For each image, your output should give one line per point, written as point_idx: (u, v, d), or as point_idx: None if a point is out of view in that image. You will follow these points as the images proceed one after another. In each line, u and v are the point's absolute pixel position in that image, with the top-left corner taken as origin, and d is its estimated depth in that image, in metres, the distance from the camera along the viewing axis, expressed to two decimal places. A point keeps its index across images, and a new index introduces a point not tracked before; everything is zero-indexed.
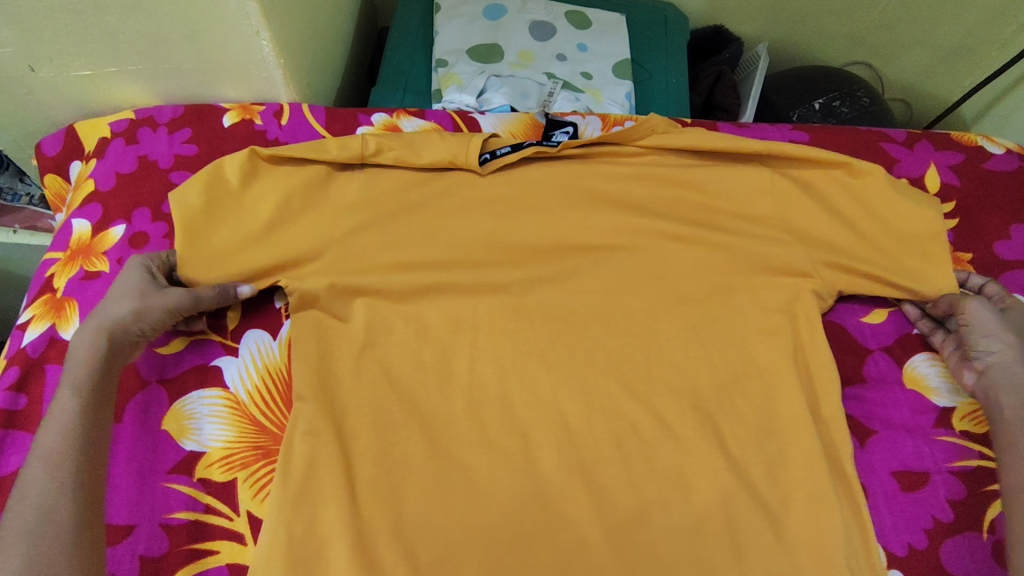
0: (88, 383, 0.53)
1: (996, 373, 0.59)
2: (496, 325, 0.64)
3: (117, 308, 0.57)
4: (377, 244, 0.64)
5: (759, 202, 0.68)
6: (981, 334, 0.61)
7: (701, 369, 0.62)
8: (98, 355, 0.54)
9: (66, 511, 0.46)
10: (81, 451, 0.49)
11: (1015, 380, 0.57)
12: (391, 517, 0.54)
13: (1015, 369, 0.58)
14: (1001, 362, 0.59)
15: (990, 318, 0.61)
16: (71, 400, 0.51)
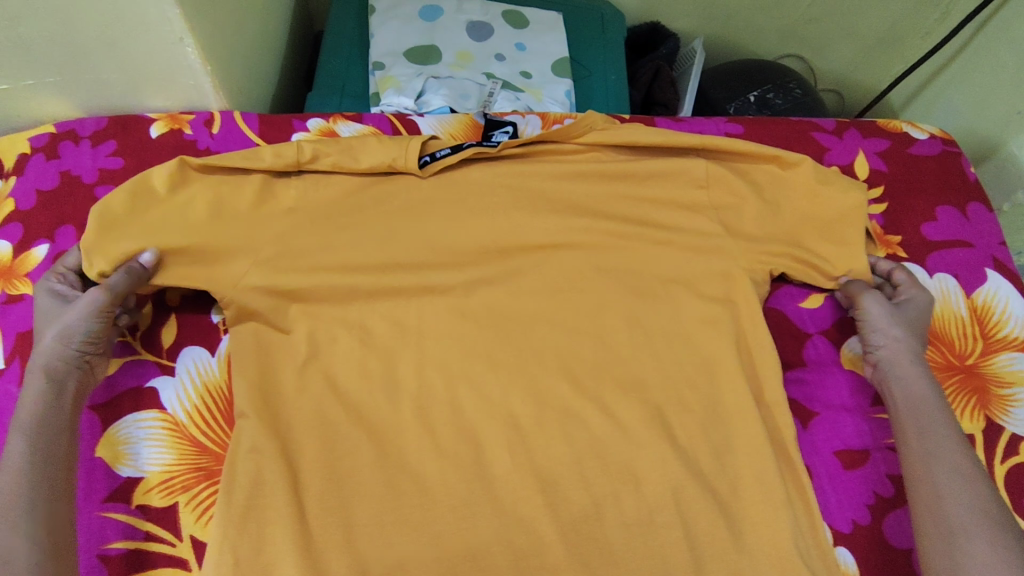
0: (34, 420, 0.51)
1: (886, 365, 0.62)
2: (443, 328, 0.63)
3: (44, 340, 0.55)
4: (317, 253, 0.63)
5: (698, 195, 0.70)
6: (868, 327, 0.65)
7: (649, 362, 0.63)
8: (44, 388, 0.52)
9: (27, 556, 0.45)
10: (37, 490, 0.47)
11: (899, 369, 0.61)
12: (341, 530, 0.53)
13: (897, 359, 0.62)
14: (887, 353, 0.63)
15: (878, 311, 0.64)
16: (22, 439, 0.49)
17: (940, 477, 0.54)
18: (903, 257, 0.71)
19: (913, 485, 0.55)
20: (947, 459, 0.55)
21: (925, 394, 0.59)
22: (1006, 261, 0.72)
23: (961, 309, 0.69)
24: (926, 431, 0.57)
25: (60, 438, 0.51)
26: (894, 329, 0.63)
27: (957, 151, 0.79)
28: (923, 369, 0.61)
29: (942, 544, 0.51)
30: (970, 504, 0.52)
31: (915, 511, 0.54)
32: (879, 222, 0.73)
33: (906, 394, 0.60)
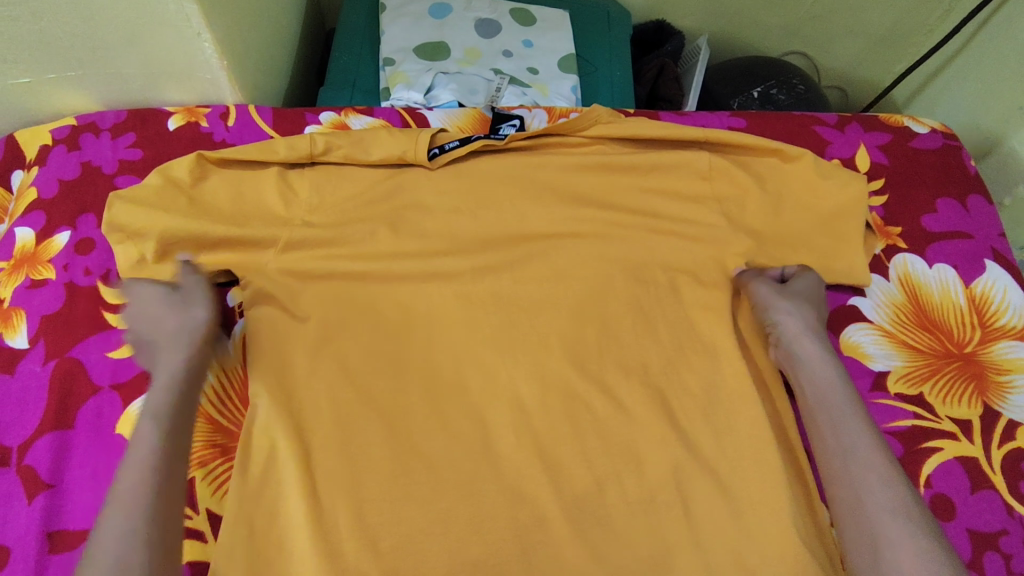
0: (167, 403, 0.53)
1: (787, 349, 0.62)
2: (451, 313, 0.65)
3: (170, 322, 0.59)
4: (328, 238, 0.66)
5: (699, 187, 0.72)
6: (764, 313, 0.64)
7: (651, 347, 0.64)
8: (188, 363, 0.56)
9: (139, 556, 0.44)
10: (157, 483, 0.48)
11: (804, 354, 0.61)
12: (351, 504, 0.55)
13: (800, 343, 0.62)
14: (790, 335, 0.63)
15: (769, 294, 0.65)
16: (150, 429, 0.51)
17: (858, 476, 0.53)
18: (903, 247, 0.72)
19: (832, 487, 0.55)
20: (860, 455, 0.54)
21: (833, 384, 0.59)
22: (1005, 252, 0.73)
23: (959, 298, 0.70)
24: (837, 425, 0.57)
25: (184, 436, 0.52)
26: (789, 310, 0.64)
27: (959, 144, 0.80)
28: (822, 351, 0.61)
29: (868, 549, 0.51)
30: (887, 502, 0.52)
31: (838, 513, 0.53)
32: (880, 214, 0.74)
33: (813, 382, 0.60)
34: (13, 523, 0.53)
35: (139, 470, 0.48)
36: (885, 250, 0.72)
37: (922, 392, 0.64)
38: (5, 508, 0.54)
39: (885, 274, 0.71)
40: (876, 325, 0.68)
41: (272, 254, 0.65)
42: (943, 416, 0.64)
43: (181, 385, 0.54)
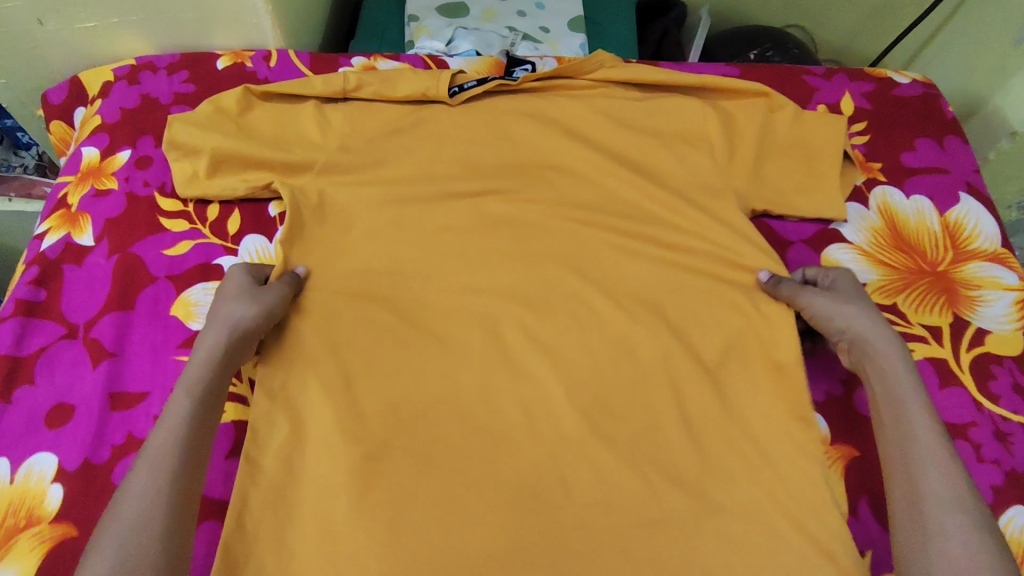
0: (199, 379, 0.55)
1: (862, 347, 0.62)
2: (467, 225, 0.72)
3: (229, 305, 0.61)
4: (360, 162, 0.74)
5: (695, 123, 0.79)
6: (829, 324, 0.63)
7: (647, 257, 0.71)
8: (222, 346, 0.58)
9: (158, 520, 0.47)
10: (181, 456, 0.51)
11: (876, 355, 0.60)
12: (377, 376, 0.62)
13: (875, 344, 0.61)
14: (860, 338, 0.62)
15: (825, 303, 0.64)
16: (185, 401, 0.54)
17: (918, 471, 0.53)
18: (883, 181, 0.79)
19: (891, 484, 0.54)
20: (921, 449, 0.54)
21: (899, 382, 0.58)
22: (978, 186, 0.79)
23: (934, 224, 0.76)
24: (899, 419, 0.56)
25: (211, 412, 0.54)
26: (854, 313, 0.63)
27: (938, 93, 0.86)
28: (898, 348, 0.61)
29: (918, 542, 0.50)
30: (947, 499, 0.51)
31: (892, 504, 0.53)
32: (862, 151, 0.81)
33: (882, 379, 0.59)
34: (80, 385, 0.60)
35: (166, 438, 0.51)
36: (866, 182, 0.79)
37: (896, 302, 0.70)
38: (73, 373, 0.61)
39: (865, 203, 0.77)
40: (855, 245, 0.74)
41: (309, 172, 0.72)
42: (915, 323, 0.69)
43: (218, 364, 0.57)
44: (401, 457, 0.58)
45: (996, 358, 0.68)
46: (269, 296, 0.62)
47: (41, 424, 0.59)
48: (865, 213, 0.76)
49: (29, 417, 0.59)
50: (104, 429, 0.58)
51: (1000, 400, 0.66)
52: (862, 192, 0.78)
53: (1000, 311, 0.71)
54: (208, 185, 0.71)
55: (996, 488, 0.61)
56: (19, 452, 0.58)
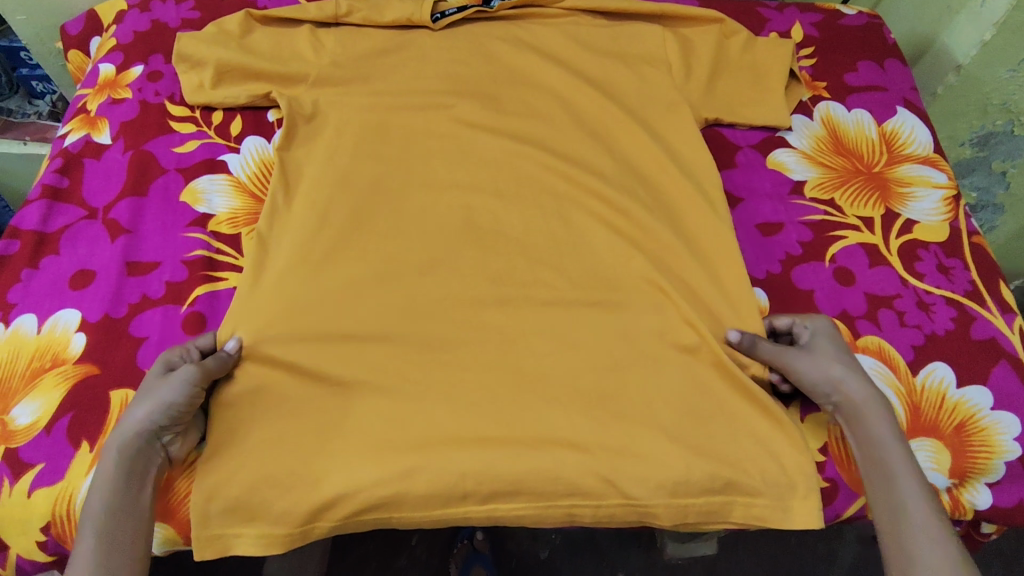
0: (105, 512, 0.53)
1: (851, 409, 0.61)
2: (446, 130, 0.79)
3: (128, 421, 0.56)
4: (349, 75, 0.81)
5: (655, 45, 0.86)
6: (811, 385, 0.62)
7: (606, 159, 0.78)
8: (120, 472, 0.55)
9: None
10: None
11: (864, 418, 0.60)
12: (363, 252, 0.69)
13: (865, 412, 0.60)
14: (848, 401, 0.61)
15: (810, 364, 0.63)
16: (90, 539, 0.52)
17: (912, 539, 0.54)
18: (827, 97, 0.86)
19: (888, 551, 0.55)
20: (917, 520, 0.55)
21: (886, 445, 0.59)
22: (914, 101, 0.87)
23: (873, 134, 0.83)
24: (892, 485, 0.57)
25: (130, 536, 0.53)
26: (838, 374, 0.62)
27: (881, 23, 0.94)
28: (889, 420, 0.60)
29: None
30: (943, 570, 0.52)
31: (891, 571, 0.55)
32: (809, 72, 0.88)
33: (871, 448, 0.59)
34: (99, 255, 0.68)
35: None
36: (812, 98, 0.86)
37: (832, 197, 0.78)
38: (94, 245, 0.69)
39: (809, 116, 0.85)
40: (799, 151, 0.82)
41: (303, 83, 0.80)
42: (849, 214, 0.77)
43: (120, 490, 0.54)
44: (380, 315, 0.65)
45: (923, 244, 0.75)
46: (162, 394, 0.57)
47: (65, 286, 0.66)
48: (809, 124, 0.84)
49: (55, 280, 0.67)
50: (122, 289, 0.66)
51: (924, 277, 0.73)
52: (808, 107, 0.85)
53: (929, 205, 0.78)
54: (213, 93, 0.78)
55: (917, 347, 0.68)
56: (46, 309, 0.65)
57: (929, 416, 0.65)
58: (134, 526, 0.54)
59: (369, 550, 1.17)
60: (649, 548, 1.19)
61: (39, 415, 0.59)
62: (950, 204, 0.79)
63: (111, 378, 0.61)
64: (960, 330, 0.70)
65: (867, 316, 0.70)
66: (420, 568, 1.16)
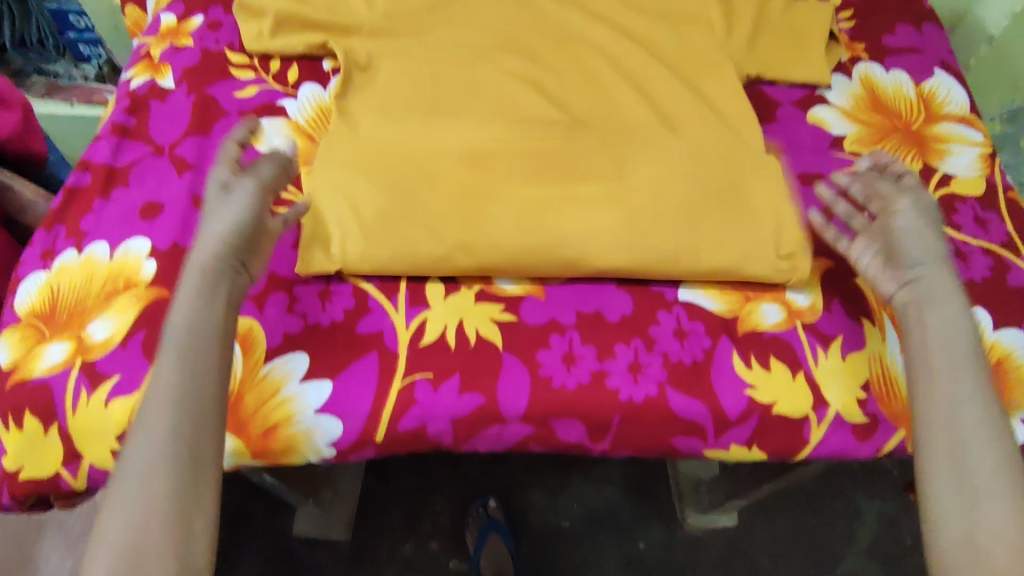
0: (186, 330, 0.55)
1: (923, 293, 0.61)
2: (496, 78, 0.81)
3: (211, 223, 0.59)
4: (404, 27, 0.84)
5: (698, 4, 0.88)
6: (912, 270, 0.62)
7: (652, 108, 0.80)
8: (206, 273, 0.57)
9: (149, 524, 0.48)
10: (177, 433, 0.51)
11: (935, 304, 0.60)
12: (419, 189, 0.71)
13: (941, 308, 0.60)
14: (927, 290, 0.61)
15: (931, 262, 0.62)
16: (171, 363, 0.53)
17: (965, 459, 0.53)
18: (866, 58, 0.88)
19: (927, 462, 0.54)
20: (974, 452, 0.53)
21: (961, 355, 0.58)
22: (952, 63, 0.89)
23: (910, 94, 0.85)
24: (957, 403, 0.56)
25: (206, 383, 0.54)
26: (945, 280, 0.61)
27: None
28: (965, 326, 0.59)
29: (967, 556, 0.50)
30: (992, 484, 0.52)
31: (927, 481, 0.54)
32: (847, 34, 0.91)
33: (942, 349, 0.58)
34: (167, 189, 0.71)
35: (162, 421, 0.51)
36: (851, 59, 0.88)
37: (870, 151, 0.80)
38: (162, 180, 0.72)
39: (848, 75, 0.87)
40: (838, 108, 0.84)
41: (357, 33, 0.82)
42: None
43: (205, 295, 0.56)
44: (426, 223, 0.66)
45: (959, 197, 0.77)
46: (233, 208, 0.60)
47: (134, 215, 0.70)
48: (848, 82, 0.86)
49: (125, 210, 0.70)
50: (189, 220, 0.69)
51: (962, 228, 0.75)
52: (847, 66, 0.88)
53: (966, 161, 0.80)
54: (273, 40, 0.81)
55: None
56: (118, 236, 0.68)
57: None
58: (204, 356, 0.55)
59: (394, 515, 1.18)
60: (669, 520, 1.20)
61: (114, 331, 0.62)
62: (987, 161, 0.81)
63: None
64: (996, 279, 0.72)
65: None
66: (444, 532, 1.18)
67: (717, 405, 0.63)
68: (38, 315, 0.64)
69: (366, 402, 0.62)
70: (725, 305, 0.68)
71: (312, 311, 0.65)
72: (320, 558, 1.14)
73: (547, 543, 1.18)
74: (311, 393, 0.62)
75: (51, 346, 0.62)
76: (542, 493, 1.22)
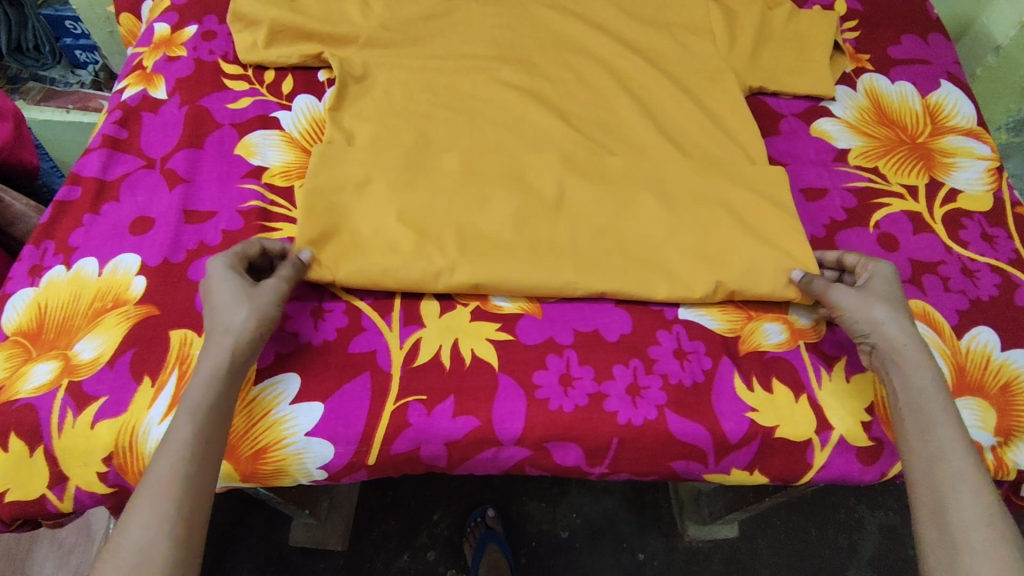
0: (206, 400, 0.53)
1: (884, 344, 0.59)
2: (494, 90, 0.79)
3: (225, 311, 0.57)
4: (400, 37, 0.82)
5: (699, 13, 0.87)
6: (852, 324, 0.61)
7: (653, 121, 0.78)
8: (238, 348, 0.56)
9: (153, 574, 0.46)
10: (186, 487, 0.50)
11: (902, 360, 0.58)
12: None
13: (900, 349, 0.58)
14: (883, 343, 0.59)
15: (855, 300, 0.61)
16: (187, 425, 0.52)
17: (947, 484, 0.51)
18: (870, 69, 0.87)
19: (917, 493, 0.53)
20: (953, 478, 0.51)
21: (923, 388, 0.56)
22: (958, 75, 0.88)
23: (916, 106, 0.84)
24: (926, 430, 0.54)
25: (218, 439, 0.53)
26: (882, 316, 0.59)
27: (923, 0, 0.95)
28: (928, 360, 0.57)
29: (944, 556, 0.49)
30: (977, 515, 0.50)
31: (920, 519, 0.52)
32: (852, 45, 0.90)
33: (906, 386, 0.57)
34: (158, 204, 0.70)
35: (168, 479, 0.50)
36: (855, 70, 0.87)
37: (875, 165, 0.79)
38: (153, 193, 0.71)
39: (853, 87, 0.85)
40: (842, 120, 0.82)
41: (354, 43, 0.81)
42: (893, 182, 0.77)
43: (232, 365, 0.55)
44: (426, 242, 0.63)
45: (966, 212, 0.76)
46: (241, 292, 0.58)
47: (125, 230, 0.68)
48: (853, 94, 0.85)
49: (116, 225, 0.69)
50: (180, 236, 0.68)
51: (969, 244, 0.73)
52: (852, 77, 0.86)
53: (973, 175, 0.78)
54: (267, 51, 0.80)
55: (962, 312, 0.69)
56: (108, 252, 0.67)
57: (973, 378, 0.65)
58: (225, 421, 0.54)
59: (391, 525, 1.17)
60: (669, 532, 1.19)
61: (102, 350, 0.61)
62: (994, 175, 0.79)
63: (171, 318, 0.63)
64: (1004, 297, 0.70)
65: (912, 281, 0.70)
66: (442, 543, 1.17)
67: (718, 427, 0.62)
68: (25, 333, 0.63)
69: (358, 425, 0.60)
70: (726, 324, 0.67)
71: (303, 329, 0.64)
72: (316, 570, 1.13)
73: (546, 555, 1.16)
74: (302, 414, 0.60)
75: (36, 366, 0.61)
76: (540, 504, 1.21)
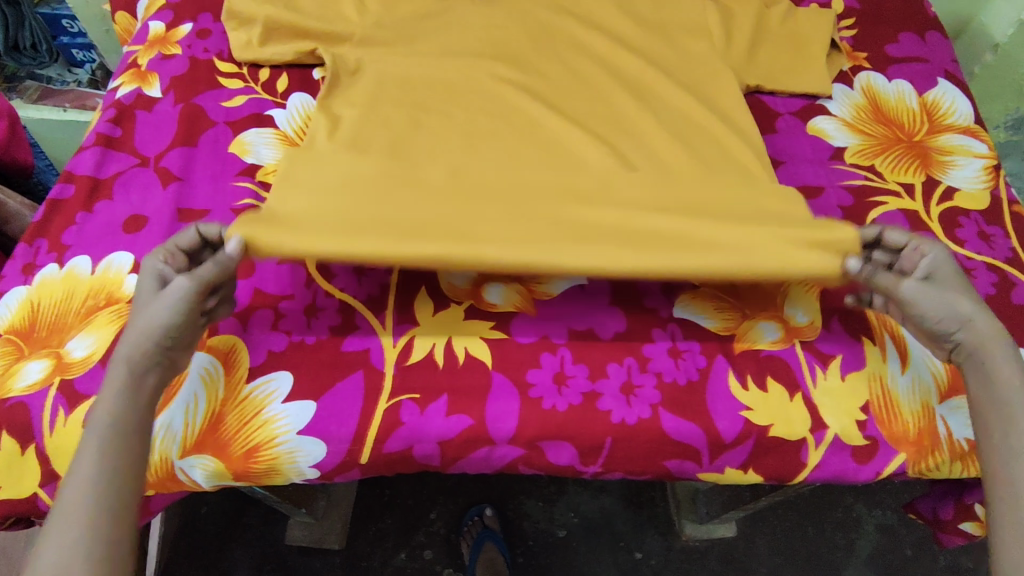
0: (111, 418, 0.51)
1: (975, 342, 0.57)
2: (487, 81, 0.77)
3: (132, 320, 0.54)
4: (395, 34, 0.82)
5: (695, 12, 0.86)
6: (937, 323, 0.57)
7: (649, 118, 0.78)
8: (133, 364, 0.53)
9: None
10: (100, 510, 0.48)
11: (989, 358, 0.56)
12: None
13: (990, 348, 0.56)
14: (971, 340, 0.57)
15: (936, 296, 0.57)
16: (94, 445, 0.50)
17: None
18: (868, 68, 0.87)
19: (996, 488, 0.53)
20: None
21: (1010, 384, 0.55)
22: (955, 73, 0.87)
23: (913, 104, 0.84)
24: (1009, 425, 0.54)
25: (132, 456, 0.51)
26: (969, 311, 0.56)
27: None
28: (1014, 355, 0.56)
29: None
30: None
31: (995, 513, 0.53)
32: (849, 43, 0.89)
33: (994, 383, 0.56)
34: (151, 201, 0.70)
35: (81, 500, 0.48)
36: (852, 68, 0.87)
37: (872, 163, 0.78)
38: (147, 191, 0.70)
39: (850, 85, 0.85)
40: (838, 118, 0.82)
41: (349, 41, 0.81)
42: (890, 180, 0.77)
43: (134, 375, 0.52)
44: (416, 225, 0.60)
45: (963, 211, 0.75)
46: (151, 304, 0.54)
47: (118, 228, 0.68)
48: (850, 92, 0.84)
49: (109, 223, 0.69)
50: (173, 233, 0.68)
51: (966, 243, 0.73)
52: (849, 76, 0.86)
53: (971, 174, 0.78)
54: (262, 49, 0.80)
55: None
56: (101, 250, 0.67)
57: None
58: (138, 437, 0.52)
59: (388, 523, 1.17)
60: (666, 531, 1.18)
61: (94, 349, 0.61)
62: (991, 173, 0.79)
63: None
64: (1001, 296, 0.70)
65: None
66: (439, 542, 1.16)
67: (711, 426, 0.61)
68: (17, 331, 0.63)
69: (350, 424, 0.60)
70: (721, 322, 0.66)
71: (296, 328, 0.64)
72: (313, 568, 1.13)
73: (542, 553, 1.16)
74: (295, 412, 0.60)
75: (28, 364, 0.61)
76: (536, 503, 1.21)
